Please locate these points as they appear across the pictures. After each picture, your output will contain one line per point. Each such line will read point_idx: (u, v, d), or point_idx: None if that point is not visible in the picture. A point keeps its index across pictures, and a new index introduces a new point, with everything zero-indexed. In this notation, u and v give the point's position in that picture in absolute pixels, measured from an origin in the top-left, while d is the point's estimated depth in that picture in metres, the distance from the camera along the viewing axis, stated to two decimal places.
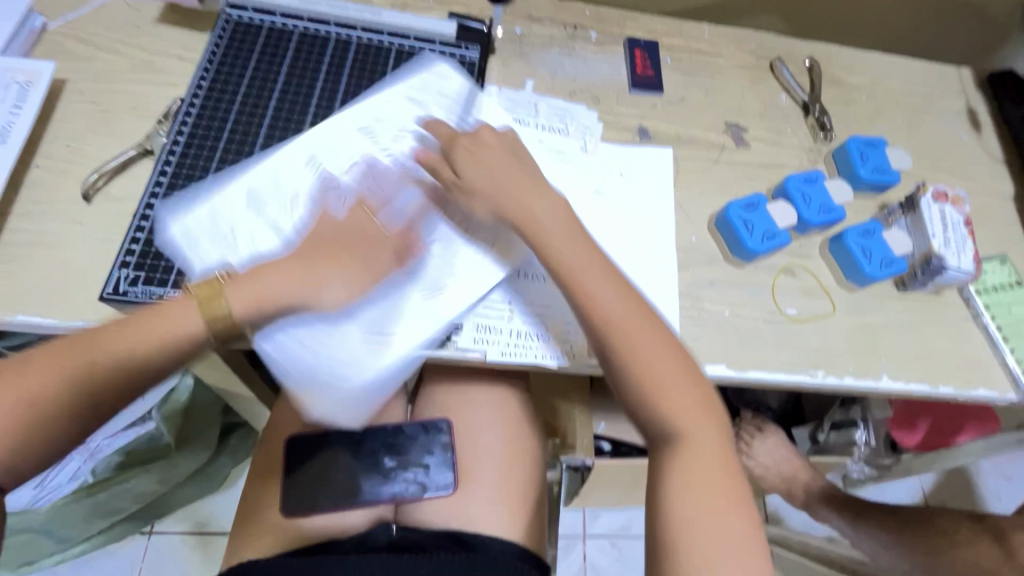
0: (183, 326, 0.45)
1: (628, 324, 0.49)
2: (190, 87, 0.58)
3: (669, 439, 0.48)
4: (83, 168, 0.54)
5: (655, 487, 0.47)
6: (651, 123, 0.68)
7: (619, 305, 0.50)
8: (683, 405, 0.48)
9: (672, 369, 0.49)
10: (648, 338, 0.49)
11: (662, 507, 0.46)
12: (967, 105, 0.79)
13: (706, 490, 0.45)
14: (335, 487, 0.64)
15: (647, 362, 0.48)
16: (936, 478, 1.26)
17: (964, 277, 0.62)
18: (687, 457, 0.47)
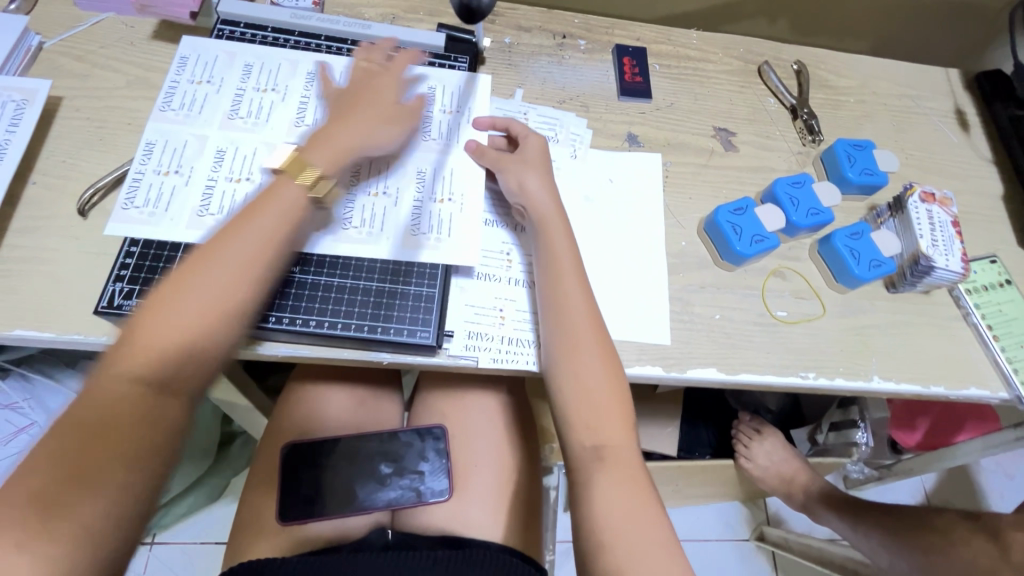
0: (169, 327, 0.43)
1: (571, 333, 0.51)
2: (166, 92, 0.57)
3: (596, 448, 0.48)
4: (79, 184, 0.55)
5: (582, 492, 0.48)
6: (640, 129, 0.69)
7: (573, 315, 0.52)
8: (608, 415, 0.49)
9: (608, 381, 0.50)
10: (592, 351, 0.51)
11: (586, 510, 0.47)
12: (955, 106, 0.80)
13: (627, 496, 0.46)
14: (335, 493, 0.65)
15: (586, 375, 0.50)
16: (937, 477, 1.25)
17: (953, 277, 0.63)
18: (609, 465, 0.48)
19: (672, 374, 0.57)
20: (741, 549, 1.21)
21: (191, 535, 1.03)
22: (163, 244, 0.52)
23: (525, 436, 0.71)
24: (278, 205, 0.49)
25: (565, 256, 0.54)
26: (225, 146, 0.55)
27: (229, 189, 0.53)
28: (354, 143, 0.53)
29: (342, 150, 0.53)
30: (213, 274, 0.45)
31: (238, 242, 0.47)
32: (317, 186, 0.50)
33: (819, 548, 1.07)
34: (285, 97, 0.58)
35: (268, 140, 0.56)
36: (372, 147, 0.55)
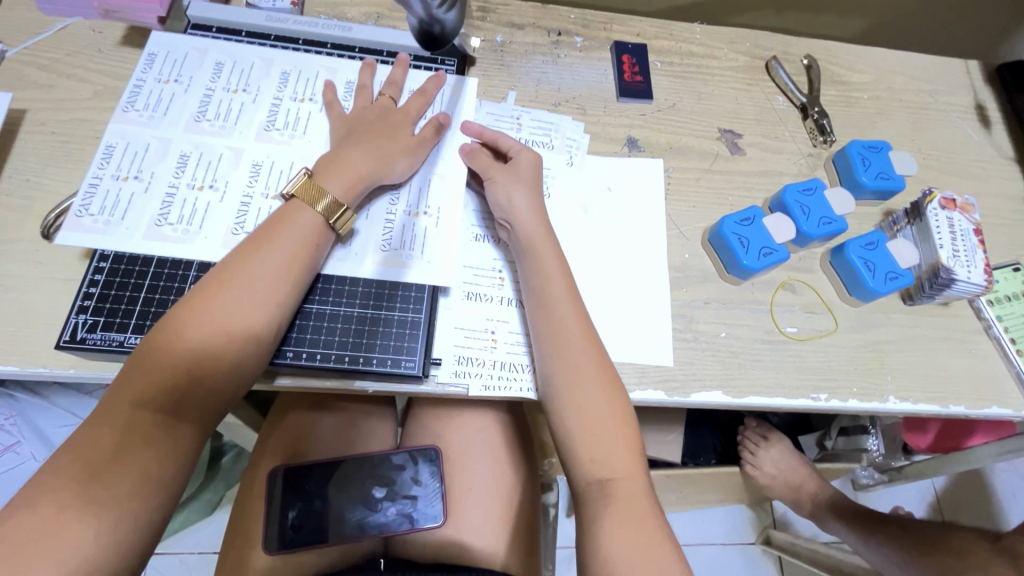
0: (154, 356, 0.41)
1: (570, 358, 0.48)
2: (130, 91, 0.54)
3: (601, 483, 0.45)
4: (43, 204, 0.52)
5: (588, 531, 0.44)
6: (640, 133, 0.65)
7: (570, 339, 0.49)
8: (613, 446, 0.46)
9: (610, 409, 0.47)
10: (592, 376, 0.47)
11: (591, 551, 0.43)
12: (976, 101, 0.76)
13: (635, 536, 0.42)
14: (320, 522, 0.60)
15: (588, 404, 0.47)
16: (948, 480, 1.22)
17: (975, 290, 0.59)
18: (617, 500, 0.44)
19: (675, 398, 0.54)
20: (747, 554, 1.19)
21: (185, 548, 1.01)
22: (130, 271, 0.48)
23: (519, 452, 0.69)
24: (294, 227, 0.47)
25: (560, 275, 0.51)
26: (192, 153, 0.52)
27: (190, 196, 0.51)
28: (373, 168, 0.51)
29: (359, 174, 0.50)
30: (229, 296, 0.43)
31: (253, 263, 0.45)
32: (335, 214, 0.48)
33: (834, 559, 1.02)
34: (255, 99, 0.55)
35: (234, 146, 0.53)
36: (388, 174, 0.52)
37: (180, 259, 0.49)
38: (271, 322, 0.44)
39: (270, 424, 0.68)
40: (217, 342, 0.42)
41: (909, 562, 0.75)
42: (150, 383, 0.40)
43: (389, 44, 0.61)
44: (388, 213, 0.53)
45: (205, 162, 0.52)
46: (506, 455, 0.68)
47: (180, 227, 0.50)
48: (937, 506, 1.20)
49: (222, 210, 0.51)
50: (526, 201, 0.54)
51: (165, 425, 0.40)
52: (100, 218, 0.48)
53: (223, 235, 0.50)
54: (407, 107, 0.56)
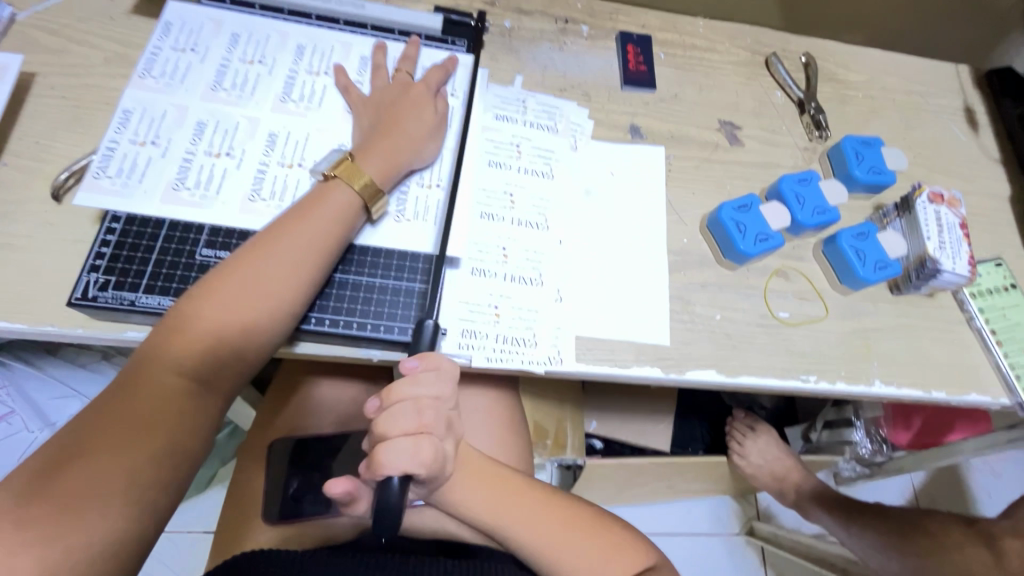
0: (192, 327, 0.42)
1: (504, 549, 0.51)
2: (147, 58, 0.54)
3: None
4: (53, 167, 0.52)
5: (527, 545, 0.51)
6: (643, 121, 0.67)
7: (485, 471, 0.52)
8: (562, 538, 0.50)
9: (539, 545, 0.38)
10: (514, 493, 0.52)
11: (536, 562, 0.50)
12: (964, 103, 0.78)
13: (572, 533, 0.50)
14: (321, 492, 0.63)
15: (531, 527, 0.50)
16: (926, 475, 1.26)
17: (959, 281, 0.61)
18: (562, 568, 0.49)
19: (670, 376, 0.55)
20: (731, 544, 1.22)
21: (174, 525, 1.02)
22: (142, 233, 0.49)
23: (516, 431, 0.71)
24: (327, 206, 0.48)
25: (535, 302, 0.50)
26: (207, 119, 0.53)
27: (207, 162, 0.51)
28: (407, 153, 0.53)
29: (395, 160, 0.52)
30: (266, 270, 0.45)
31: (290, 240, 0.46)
32: (373, 198, 0.50)
33: (808, 547, 1.08)
34: (271, 71, 0.56)
35: (250, 115, 0.54)
36: (418, 158, 0.54)
37: (194, 223, 0.49)
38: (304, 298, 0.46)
39: (272, 395, 0.69)
40: (253, 314, 0.44)
41: (889, 549, 0.78)
42: (189, 350, 0.42)
43: (401, 24, 0.62)
44: (404, 189, 0.55)
45: (221, 130, 0.53)
46: (501, 435, 0.69)
47: (195, 193, 0.50)
48: (915, 501, 1.23)
49: (239, 177, 0.51)
50: None
51: (197, 393, 0.42)
52: (116, 181, 0.49)
53: (238, 201, 0.51)
54: (422, 84, 0.58)
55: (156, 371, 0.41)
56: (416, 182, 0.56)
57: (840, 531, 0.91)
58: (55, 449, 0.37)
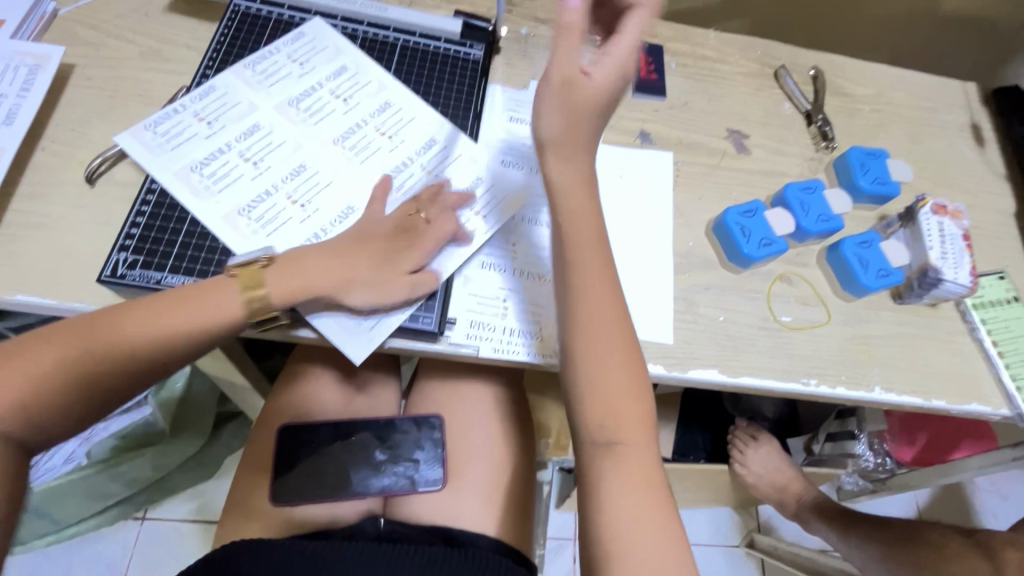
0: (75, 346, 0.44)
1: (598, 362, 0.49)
2: (260, 55, 0.59)
3: (608, 442, 0.48)
4: (88, 152, 0.55)
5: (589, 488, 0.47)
6: (653, 127, 0.69)
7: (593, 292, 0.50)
8: (624, 407, 0.48)
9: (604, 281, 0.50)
10: (608, 331, 0.49)
11: (593, 515, 0.46)
12: (971, 120, 0.79)
13: (640, 505, 0.45)
14: (326, 477, 0.65)
15: (607, 370, 0.49)
16: (930, 493, 1.25)
17: (961, 291, 0.62)
18: (622, 460, 0.47)
19: (673, 373, 0.56)
20: (731, 555, 1.21)
21: (180, 512, 1.03)
22: (169, 217, 0.51)
23: (521, 427, 0.72)
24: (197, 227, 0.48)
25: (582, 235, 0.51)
26: (263, 126, 0.56)
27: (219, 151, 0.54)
28: (330, 287, 0.49)
29: (308, 287, 0.49)
30: (135, 338, 0.45)
31: (182, 311, 0.47)
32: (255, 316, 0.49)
33: (808, 558, 1.07)
34: (299, 75, 0.59)
35: (271, 116, 0.57)
36: (346, 300, 0.50)
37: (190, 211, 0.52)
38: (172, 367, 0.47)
39: (282, 382, 0.71)
40: (87, 382, 0.44)
41: (889, 561, 0.78)
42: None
43: (422, 27, 0.65)
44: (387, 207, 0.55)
45: (263, 142, 0.55)
46: (505, 428, 0.71)
47: (204, 182, 0.53)
48: (919, 518, 1.22)
49: (248, 186, 0.53)
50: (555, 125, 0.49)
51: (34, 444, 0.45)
52: (157, 140, 0.53)
53: (229, 208, 0.52)
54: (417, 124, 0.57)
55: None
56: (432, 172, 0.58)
57: (840, 543, 0.91)
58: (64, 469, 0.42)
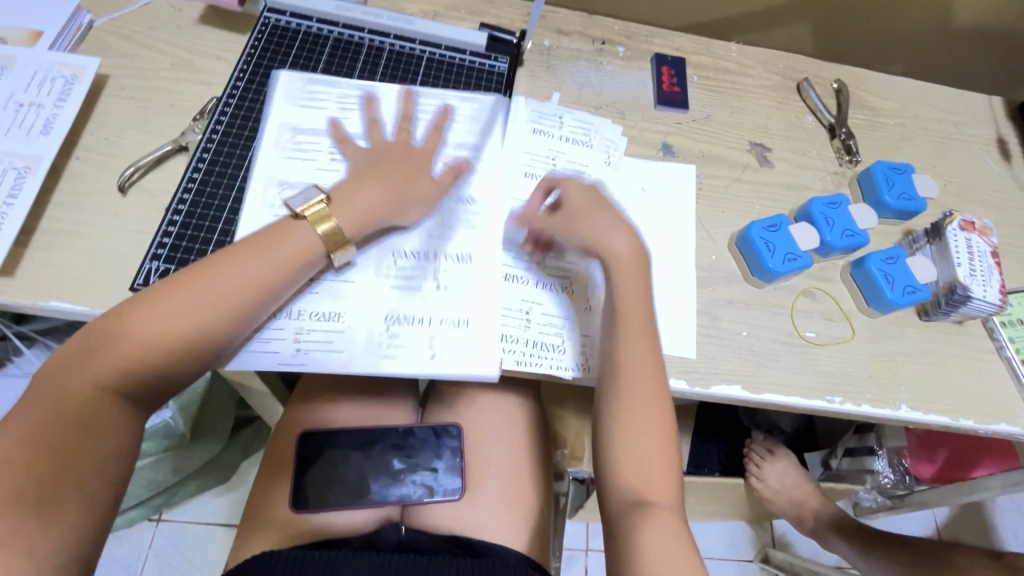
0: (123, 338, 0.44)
1: (631, 409, 0.50)
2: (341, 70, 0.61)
3: (637, 501, 0.48)
4: (120, 161, 0.56)
5: (621, 542, 0.47)
6: (675, 140, 0.69)
7: (635, 363, 0.51)
8: (656, 470, 0.49)
9: (648, 340, 0.52)
10: (647, 400, 0.51)
11: (625, 567, 0.46)
12: (997, 134, 0.79)
13: (672, 555, 0.45)
14: (344, 485, 0.66)
15: (640, 432, 0.50)
16: (950, 511, 1.23)
17: (989, 309, 0.61)
18: (653, 516, 0.47)
19: (695, 388, 0.56)
20: (744, 570, 1.19)
21: (196, 515, 1.04)
22: (201, 227, 0.53)
23: (538, 437, 0.72)
24: (279, 241, 0.50)
25: (630, 305, 0.53)
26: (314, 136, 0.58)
27: (269, 159, 0.56)
28: (387, 211, 0.54)
29: (372, 216, 0.53)
30: (221, 279, 0.47)
31: (268, 246, 0.49)
32: (335, 246, 0.52)
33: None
34: (348, 89, 0.60)
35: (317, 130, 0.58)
36: (399, 219, 0.55)
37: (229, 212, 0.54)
38: (263, 300, 0.48)
39: (301, 390, 0.72)
40: (184, 322, 0.45)
41: None
42: (125, 356, 0.44)
43: (447, 40, 0.66)
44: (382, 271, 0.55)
45: (308, 151, 0.57)
46: (522, 439, 0.70)
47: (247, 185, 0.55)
48: (938, 537, 1.20)
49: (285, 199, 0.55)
50: (628, 240, 0.55)
51: (118, 405, 0.44)
52: (220, 132, 0.57)
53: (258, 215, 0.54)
54: (422, 152, 0.58)
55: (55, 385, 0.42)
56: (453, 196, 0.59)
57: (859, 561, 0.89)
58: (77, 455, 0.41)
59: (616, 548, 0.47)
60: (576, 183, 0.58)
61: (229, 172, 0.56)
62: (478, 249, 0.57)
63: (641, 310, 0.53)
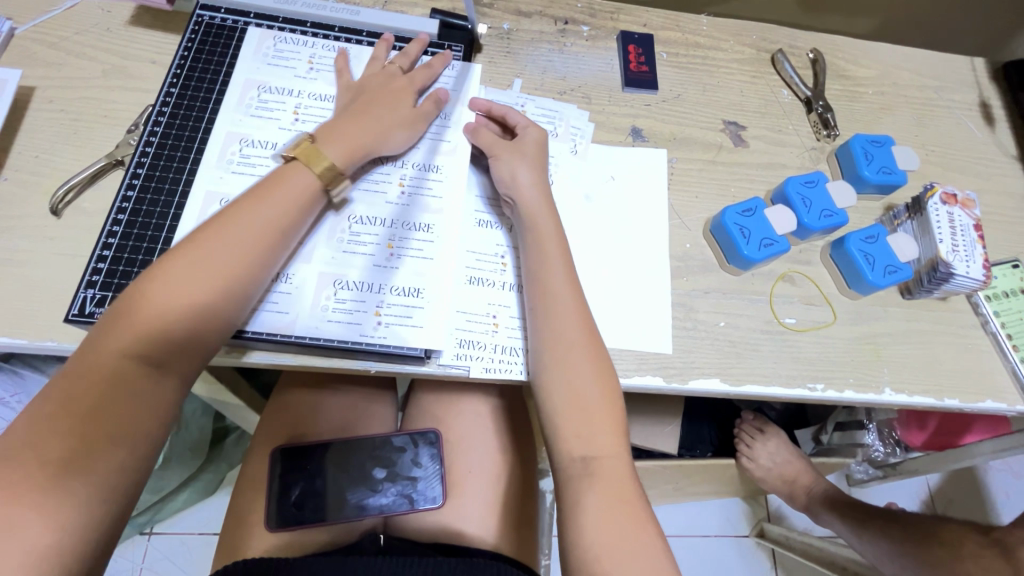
0: (144, 310, 0.42)
1: (562, 349, 0.49)
2: (279, 37, 0.59)
3: (584, 460, 0.47)
4: (53, 180, 0.52)
5: (569, 507, 0.46)
6: (645, 123, 0.65)
7: (560, 313, 0.50)
8: (597, 418, 0.48)
9: (571, 288, 0.51)
10: (578, 348, 0.49)
11: (575, 532, 0.45)
12: (980, 98, 0.76)
13: (617, 516, 0.44)
14: (323, 497, 0.63)
15: (576, 381, 0.49)
16: (942, 477, 1.24)
17: (973, 285, 0.59)
18: (599, 477, 0.46)
19: (673, 385, 0.54)
20: (741, 545, 1.20)
21: (187, 527, 1.03)
22: (138, 249, 0.49)
23: (518, 436, 0.70)
24: (288, 187, 0.48)
25: (547, 258, 0.52)
26: (258, 107, 0.56)
27: (231, 116, 0.55)
28: (373, 140, 0.53)
29: (359, 144, 0.52)
30: (235, 231, 0.45)
31: (272, 194, 0.48)
32: (334, 180, 0.50)
33: (819, 549, 1.03)
34: (318, 46, 0.59)
35: (276, 100, 0.56)
36: (386, 146, 0.54)
37: (173, 196, 0.51)
38: (278, 246, 0.47)
39: (272, 407, 0.69)
40: (209, 280, 0.43)
41: (902, 555, 0.77)
42: (153, 320, 0.41)
43: (396, 29, 0.62)
44: (348, 243, 0.52)
45: (256, 124, 0.55)
46: (502, 438, 0.69)
47: (195, 165, 0.53)
48: (930, 503, 1.21)
49: (236, 175, 0.53)
50: (534, 179, 0.55)
51: (150, 375, 0.41)
52: (155, 110, 0.54)
53: (210, 195, 0.51)
54: (406, 79, 0.57)
55: (85, 364, 0.40)
56: (406, 181, 0.56)
57: (851, 536, 0.89)
58: (71, 444, 0.37)
59: (566, 516, 0.46)
60: (532, 133, 0.58)
61: (168, 186, 0.52)
62: (445, 219, 0.55)
63: (560, 241, 0.53)
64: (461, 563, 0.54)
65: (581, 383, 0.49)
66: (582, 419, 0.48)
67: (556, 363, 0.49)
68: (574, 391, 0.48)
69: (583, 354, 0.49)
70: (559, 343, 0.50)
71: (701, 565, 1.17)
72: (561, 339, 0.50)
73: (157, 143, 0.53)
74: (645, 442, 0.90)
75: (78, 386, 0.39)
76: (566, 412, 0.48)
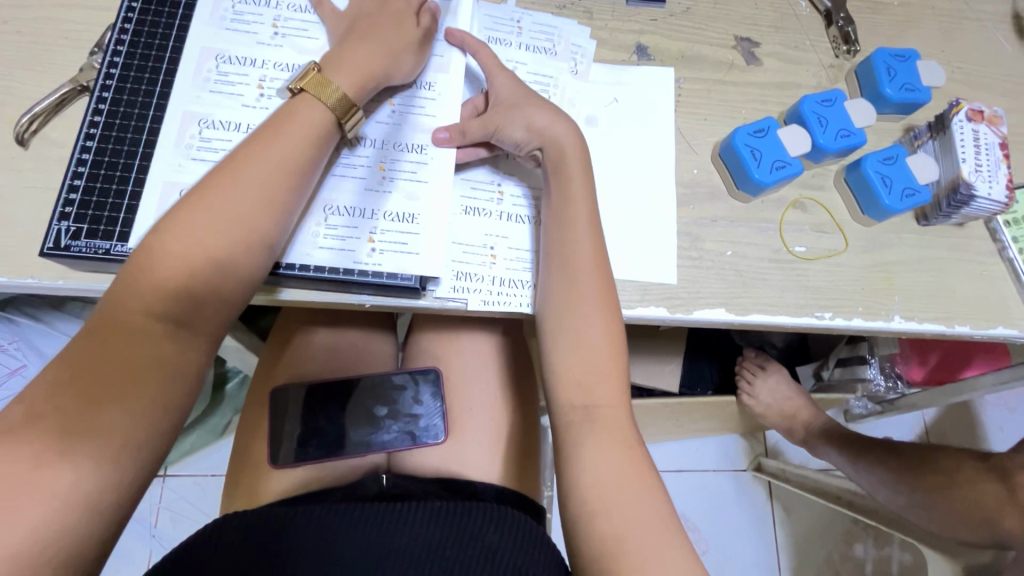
0: (161, 263, 0.39)
1: (575, 292, 0.48)
2: None
3: (585, 407, 0.46)
4: (16, 110, 0.49)
5: (570, 438, 0.46)
6: (650, 39, 0.60)
7: (576, 255, 0.48)
8: (603, 363, 0.47)
9: (592, 229, 0.49)
10: (592, 291, 0.48)
11: (573, 467, 0.45)
12: (1013, 9, 0.70)
13: (617, 462, 0.44)
14: (325, 436, 0.63)
15: (586, 331, 0.47)
16: (938, 411, 1.25)
17: (993, 208, 0.57)
18: (599, 425, 0.46)
19: (677, 315, 0.53)
20: (738, 479, 1.23)
21: (197, 470, 1.06)
22: (111, 178, 0.46)
23: (520, 373, 0.70)
24: (300, 125, 0.45)
25: (567, 197, 0.49)
26: (233, 21, 0.51)
27: (205, 29, 0.51)
28: (384, 66, 0.48)
29: (370, 73, 0.48)
30: (248, 175, 0.42)
31: (284, 132, 0.44)
32: (346, 112, 0.46)
33: (816, 481, 1.06)
34: None
35: (253, 15, 0.52)
36: (398, 72, 0.50)
37: (148, 122, 0.48)
38: (298, 189, 0.44)
39: (272, 342, 0.69)
40: (231, 229, 0.41)
41: (897, 482, 0.79)
42: (173, 275, 0.40)
43: None
44: (338, 165, 0.49)
45: (230, 40, 0.51)
46: (504, 376, 0.68)
47: (167, 87, 0.49)
48: (925, 436, 1.23)
49: (210, 98, 0.49)
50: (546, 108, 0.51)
51: (177, 332, 0.40)
52: (118, 23, 0.50)
53: (185, 119, 0.48)
54: None
55: (106, 325, 0.38)
56: (398, 102, 0.52)
57: (846, 466, 0.91)
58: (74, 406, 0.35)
59: (567, 446, 0.46)
60: None
61: (137, 111, 0.48)
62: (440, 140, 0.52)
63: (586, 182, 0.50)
64: (458, 506, 0.51)
65: (594, 325, 0.47)
66: (592, 365, 0.47)
67: (570, 306, 0.47)
68: (587, 333, 0.47)
69: (598, 297, 0.48)
70: (570, 286, 0.48)
71: (699, 499, 1.20)
72: (576, 280, 0.48)
73: (123, 63, 0.49)
74: (646, 380, 0.90)
75: (95, 349, 0.37)
76: (575, 357, 0.47)
